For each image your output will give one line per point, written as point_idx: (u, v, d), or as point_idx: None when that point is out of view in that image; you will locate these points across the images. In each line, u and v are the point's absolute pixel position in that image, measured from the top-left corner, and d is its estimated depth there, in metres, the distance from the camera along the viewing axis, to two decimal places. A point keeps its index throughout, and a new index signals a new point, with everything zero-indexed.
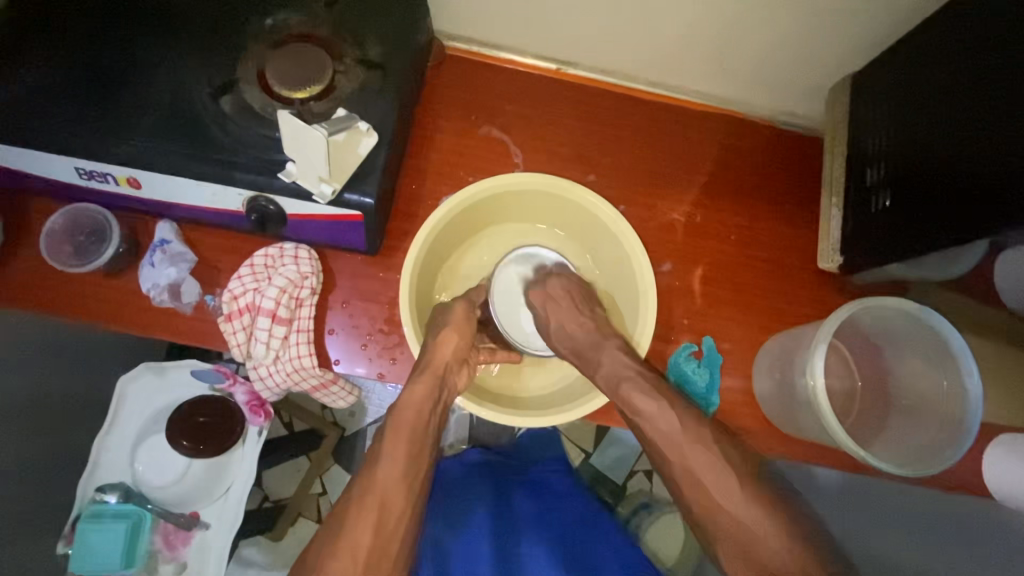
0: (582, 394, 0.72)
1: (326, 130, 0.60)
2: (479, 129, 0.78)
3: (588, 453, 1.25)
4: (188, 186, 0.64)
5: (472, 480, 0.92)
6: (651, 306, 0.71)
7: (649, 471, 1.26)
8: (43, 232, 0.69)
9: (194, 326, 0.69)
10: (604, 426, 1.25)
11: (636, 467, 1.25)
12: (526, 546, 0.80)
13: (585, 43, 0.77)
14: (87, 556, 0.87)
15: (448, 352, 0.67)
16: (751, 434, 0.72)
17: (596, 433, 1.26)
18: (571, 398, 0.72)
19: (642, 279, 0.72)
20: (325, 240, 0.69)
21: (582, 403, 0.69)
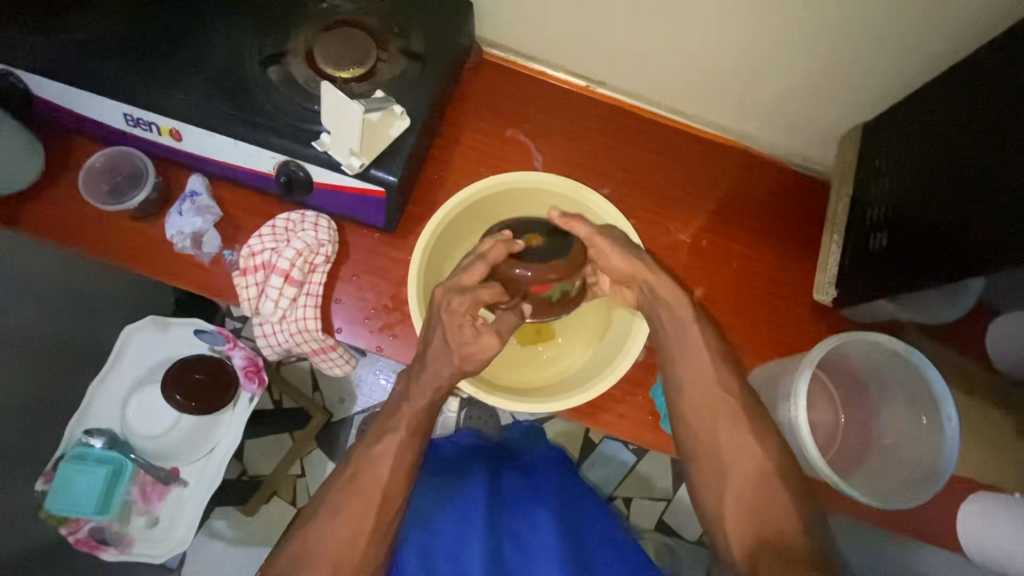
0: (582, 382, 0.73)
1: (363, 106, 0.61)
2: (504, 131, 0.82)
3: None
4: (226, 144, 0.68)
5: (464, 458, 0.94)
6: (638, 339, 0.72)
7: (628, 498, 1.26)
8: (84, 167, 0.72)
9: (209, 277, 0.72)
10: (588, 447, 1.26)
11: (615, 492, 1.26)
12: (513, 525, 0.80)
13: (615, 65, 0.82)
14: (65, 495, 0.89)
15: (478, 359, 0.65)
16: None
17: (580, 453, 1.27)
18: (569, 388, 0.74)
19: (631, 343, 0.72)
20: (347, 213, 0.72)
21: (581, 393, 0.70)
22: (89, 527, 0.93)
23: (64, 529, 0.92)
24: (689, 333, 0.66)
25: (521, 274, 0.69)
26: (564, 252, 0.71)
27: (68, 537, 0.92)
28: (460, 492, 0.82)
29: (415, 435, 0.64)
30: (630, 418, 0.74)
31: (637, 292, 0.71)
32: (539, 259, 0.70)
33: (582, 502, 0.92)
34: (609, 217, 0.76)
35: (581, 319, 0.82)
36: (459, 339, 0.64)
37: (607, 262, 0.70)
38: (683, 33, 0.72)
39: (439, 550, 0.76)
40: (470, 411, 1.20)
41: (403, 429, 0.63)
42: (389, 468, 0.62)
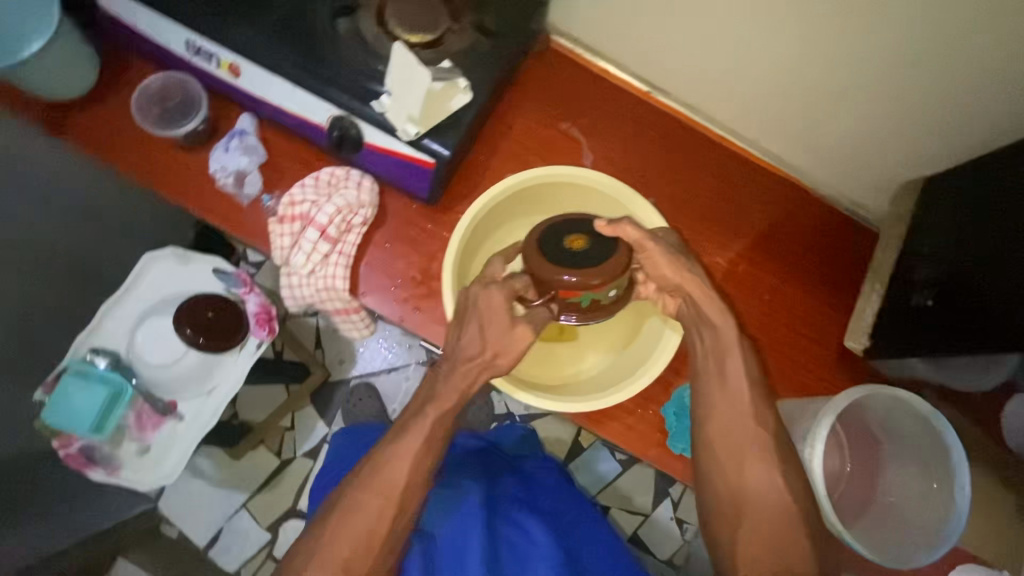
0: (605, 388, 0.73)
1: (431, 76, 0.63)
2: (558, 123, 0.81)
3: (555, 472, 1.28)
4: (285, 88, 0.67)
5: (461, 463, 0.93)
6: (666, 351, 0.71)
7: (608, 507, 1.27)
8: (139, 88, 0.72)
9: (244, 219, 0.71)
10: (576, 450, 1.28)
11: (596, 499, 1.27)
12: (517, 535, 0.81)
13: (682, 75, 0.80)
14: (63, 408, 0.90)
15: (513, 351, 0.64)
16: None
17: (567, 455, 1.29)
18: (585, 392, 0.73)
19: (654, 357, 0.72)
20: (391, 178, 0.71)
21: (609, 398, 0.69)
22: (81, 443, 0.94)
23: (57, 442, 0.92)
24: (724, 356, 0.65)
25: (557, 276, 0.63)
26: (608, 256, 0.64)
27: (60, 451, 0.93)
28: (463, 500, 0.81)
29: (442, 425, 0.64)
30: (640, 433, 0.73)
31: (680, 302, 0.70)
32: (581, 261, 0.64)
33: (581, 517, 0.93)
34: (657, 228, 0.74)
35: (610, 328, 0.80)
36: (492, 330, 0.64)
37: (657, 271, 0.68)
38: (764, 57, 0.71)
39: (439, 553, 0.77)
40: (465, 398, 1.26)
41: (434, 416, 0.63)
42: (417, 453, 0.62)
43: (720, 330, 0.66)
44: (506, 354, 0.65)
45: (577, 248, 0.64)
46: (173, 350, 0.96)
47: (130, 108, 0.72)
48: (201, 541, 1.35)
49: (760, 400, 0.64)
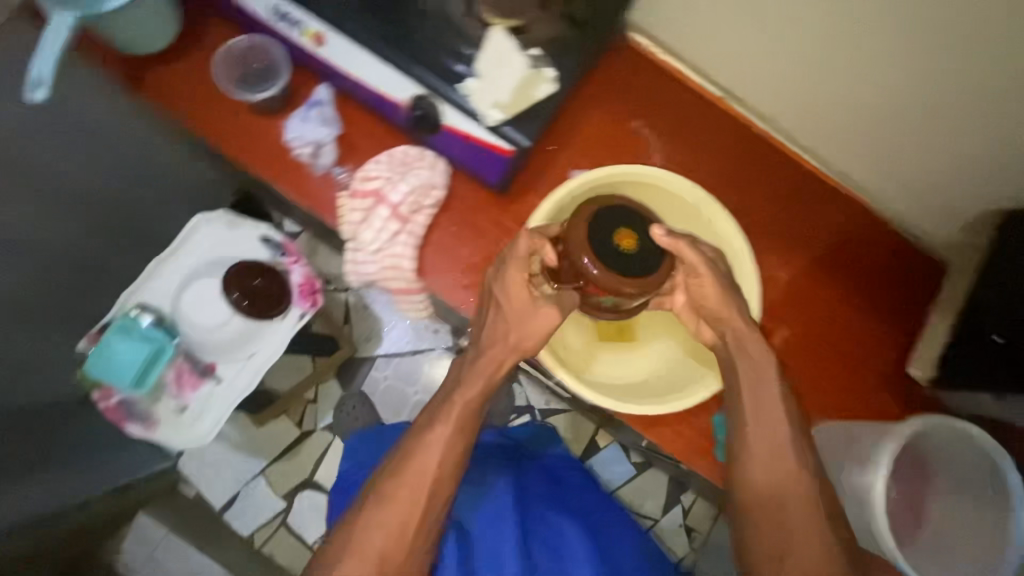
0: (664, 392, 0.73)
1: (529, 61, 0.65)
2: (631, 121, 0.79)
3: None
4: (368, 62, 0.66)
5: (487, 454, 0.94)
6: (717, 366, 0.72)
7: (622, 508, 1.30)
8: (224, 48, 0.72)
9: (314, 190, 0.71)
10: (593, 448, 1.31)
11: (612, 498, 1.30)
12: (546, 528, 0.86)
13: (762, 83, 0.78)
14: (106, 362, 0.91)
15: (529, 339, 0.65)
16: None
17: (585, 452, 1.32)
18: (643, 395, 0.72)
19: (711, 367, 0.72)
20: (464, 162, 0.71)
21: (677, 401, 0.70)
22: (121, 396, 0.95)
23: (97, 393, 0.94)
24: (764, 383, 0.64)
25: (584, 263, 0.59)
26: (647, 268, 0.60)
27: (99, 402, 0.94)
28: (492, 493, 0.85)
29: (469, 419, 0.64)
30: (684, 440, 0.74)
31: (718, 337, 0.68)
32: (616, 263, 0.59)
33: (605, 510, 0.97)
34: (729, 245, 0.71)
35: (668, 332, 0.77)
36: (516, 307, 0.64)
37: (702, 296, 0.67)
38: (852, 70, 0.69)
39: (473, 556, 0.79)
40: None
41: (465, 408, 0.64)
42: (446, 442, 0.62)
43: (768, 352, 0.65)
44: (529, 343, 0.65)
45: (612, 246, 0.60)
46: (218, 314, 0.96)
47: (213, 67, 0.72)
48: (218, 503, 1.35)
49: (802, 426, 0.63)
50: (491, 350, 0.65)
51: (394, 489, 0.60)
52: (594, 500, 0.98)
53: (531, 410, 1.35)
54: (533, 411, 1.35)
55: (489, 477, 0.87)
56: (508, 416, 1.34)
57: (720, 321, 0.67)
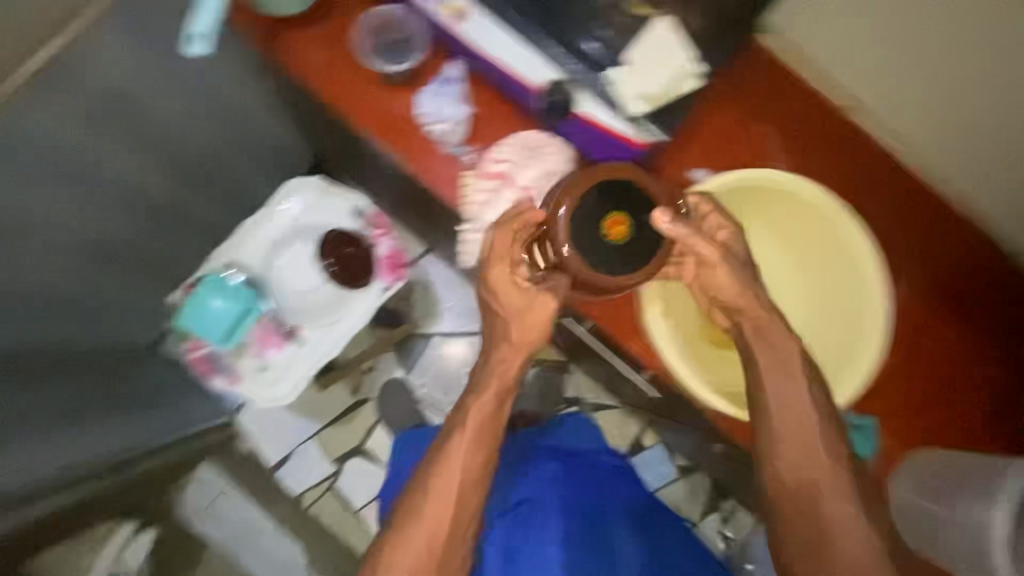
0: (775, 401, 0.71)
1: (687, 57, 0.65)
2: (753, 126, 0.76)
3: None
4: (511, 44, 0.66)
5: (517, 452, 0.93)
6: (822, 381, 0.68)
7: None
8: (368, 15, 0.72)
9: (436, 168, 0.72)
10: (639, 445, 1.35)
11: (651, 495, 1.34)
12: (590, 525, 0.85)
13: (898, 96, 0.75)
14: (199, 317, 0.93)
15: (526, 334, 0.68)
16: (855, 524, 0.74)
17: (630, 448, 1.36)
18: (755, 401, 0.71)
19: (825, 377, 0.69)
20: (590, 152, 0.70)
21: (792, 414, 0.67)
22: (208, 349, 0.97)
23: (186, 344, 0.97)
24: (793, 405, 0.62)
25: (563, 250, 0.60)
26: (643, 250, 0.61)
27: (187, 352, 0.97)
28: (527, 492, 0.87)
29: (484, 427, 0.68)
30: None
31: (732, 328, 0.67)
32: (595, 243, 0.60)
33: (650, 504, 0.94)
34: (849, 251, 0.68)
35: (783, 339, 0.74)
36: (509, 300, 0.67)
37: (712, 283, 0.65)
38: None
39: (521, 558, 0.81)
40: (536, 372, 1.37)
41: (482, 414, 0.68)
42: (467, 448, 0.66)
43: (798, 361, 0.63)
44: (532, 335, 0.68)
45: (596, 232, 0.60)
46: (312, 279, 1.01)
47: (354, 33, 0.72)
48: (271, 460, 1.35)
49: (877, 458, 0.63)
50: (499, 351, 0.69)
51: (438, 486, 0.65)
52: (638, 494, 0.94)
53: (580, 403, 1.36)
54: (581, 404, 1.36)
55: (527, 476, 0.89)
56: (556, 406, 1.35)
57: (735, 308, 0.65)
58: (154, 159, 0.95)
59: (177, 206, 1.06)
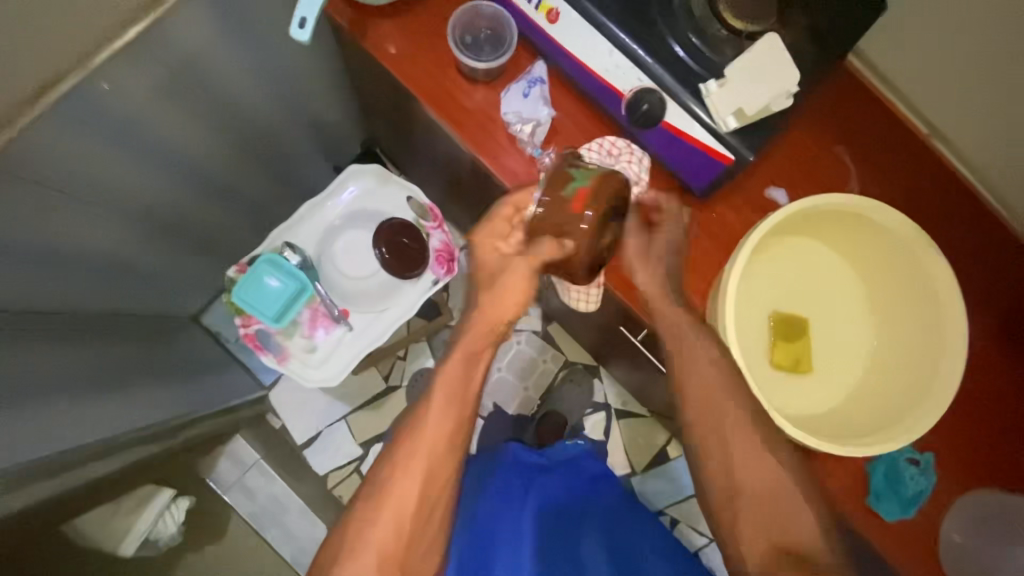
0: (829, 433, 0.67)
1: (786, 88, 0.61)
2: (831, 145, 0.75)
3: (634, 471, 1.34)
4: (600, 48, 0.65)
5: (505, 463, 0.97)
6: (862, 433, 0.66)
7: (674, 521, 1.34)
8: (463, 8, 0.72)
9: (507, 163, 0.72)
10: (661, 457, 1.35)
11: (665, 508, 1.34)
12: (566, 531, 0.85)
13: (980, 128, 0.74)
14: (254, 293, 0.93)
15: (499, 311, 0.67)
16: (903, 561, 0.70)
17: (651, 460, 1.35)
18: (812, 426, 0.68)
19: (867, 431, 0.66)
20: (672, 165, 0.69)
21: (846, 447, 0.63)
22: (258, 327, 0.98)
23: (239, 319, 0.97)
24: (723, 390, 0.63)
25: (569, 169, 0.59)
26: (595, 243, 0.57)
27: (240, 328, 0.97)
28: (509, 494, 0.87)
29: (452, 398, 0.67)
30: (843, 482, 0.70)
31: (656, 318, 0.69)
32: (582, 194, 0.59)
33: (621, 514, 0.98)
34: (940, 301, 0.65)
35: (849, 377, 0.72)
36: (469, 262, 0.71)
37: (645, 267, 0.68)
38: None
39: (496, 549, 0.80)
40: (567, 374, 1.36)
41: (449, 385, 0.67)
42: (437, 412, 0.66)
43: None
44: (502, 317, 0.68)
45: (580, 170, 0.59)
46: (365, 266, 1.02)
47: (447, 27, 0.72)
48: (298, 439, 1.38)
49: None
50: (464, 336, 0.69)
51: (406, 458, 0.64)
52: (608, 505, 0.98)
53: (607, 409, 1.36)
54: (609, 410, 1.36)
55: (510, 486, 0.89)
56: (583, 410, 1.35)
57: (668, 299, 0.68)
58: (220, 133, 0.97)
59: (234, 181, 1.09)
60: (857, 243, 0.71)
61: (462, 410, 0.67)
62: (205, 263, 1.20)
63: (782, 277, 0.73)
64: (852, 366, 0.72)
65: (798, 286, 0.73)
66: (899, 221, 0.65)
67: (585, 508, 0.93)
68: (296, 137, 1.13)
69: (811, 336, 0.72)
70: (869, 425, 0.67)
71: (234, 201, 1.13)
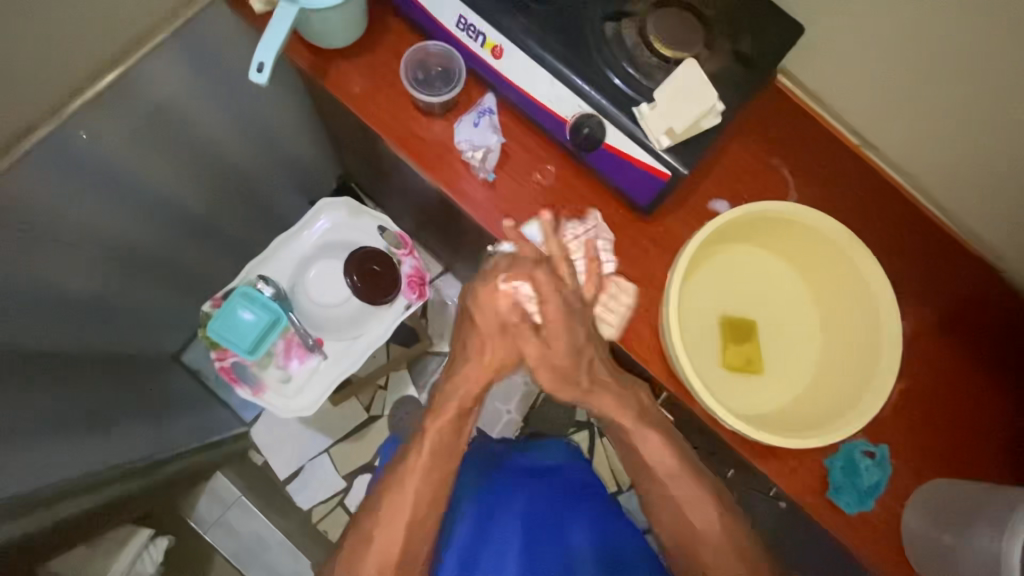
0: (779, 427, 0.70)
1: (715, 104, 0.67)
2: (769, 157, 0.81)
3: (621, 488, 1.35)
4: (541, 79, 0.71)
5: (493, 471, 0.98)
6: (809, 429, 0.69)
7: (664, 537, 1.34)
8: (413, 49, 0.78)
9: (464, 188, 0.77)
10: None
11: (655, 525, 1.34)
12: (552, 536, 0.87)
13: (903, 137, 0.79)
14: (227, 327, 0.95)
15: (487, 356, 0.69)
16: (867, 550, 0.72)
17: None
18: (762, 422, 0.70)
19: (814, 426, 0.69)
20: (619, 183, 0.74)
21: (792, 440, 0.65)
22: (234, 359, 1.00)
23: (214, 353, 0.99)
24: None
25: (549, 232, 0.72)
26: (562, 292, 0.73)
27: (215, 361, 0.99)
28: (495, 504, 0.92)
29: (438, 456, 0.71)
30: (802, 477, 0.72)
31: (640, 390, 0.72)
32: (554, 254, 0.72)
33: (614, 513, 0.94)
34: (875, 300, 0.69)
35: (798, 376, 0.75)
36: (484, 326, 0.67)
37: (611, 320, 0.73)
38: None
39: (482, 555, 0.85)
40: (549, 395, 1.38)
41: (435, 440, 0.72)
42: (421, 471, 0.70)
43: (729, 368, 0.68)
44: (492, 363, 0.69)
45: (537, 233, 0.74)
46: (339, 294, 1.05)
47: (401, 67, 0.78)
48: (281, 474, 1.38)
49: None
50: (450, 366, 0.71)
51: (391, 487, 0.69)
52: (600, 503, 0.96)
53: (591, 427, 1.37)
54: (591, 428, 1.37)
55: (497, 500, 0.92)
56: (566, 429, 1.37)
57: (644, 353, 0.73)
58: (195, 174, 1.01)
59: (211, 219, 1.12)
60: (798, 247, 0.75)
61: (444, 466, 0.72)
62: (185, 301, 1.22)
63: (729, 283, 0.77)
64: (802, 365, 0.75)
65: (747, 291, 0.77)
66: (832, 226, 0.70)
67: (574, 508, 0.92)
68: (270, 175, 1.17)
69: (759, 338, 0.76)
70: (816, 421, 0.70)
71: (211, 240, 1.16)
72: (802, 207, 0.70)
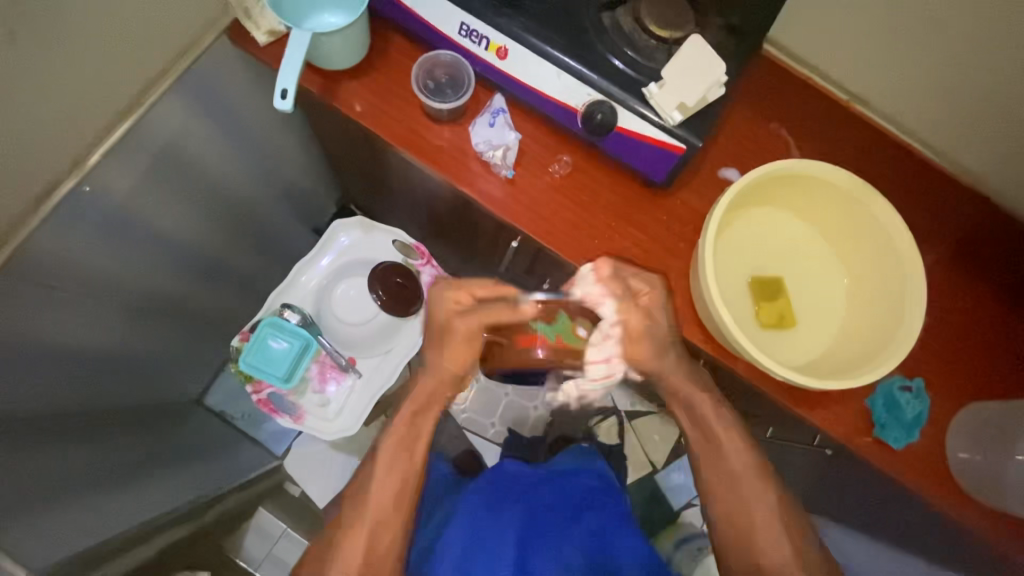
0: (821, 375, 0.73)
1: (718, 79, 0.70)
2: (770, 122, 0.84)
3: (656, 468, 1.36)
4: (549, 73, 0.73)
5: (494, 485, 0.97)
6: (849, 371, 0.72)
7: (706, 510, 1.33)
8: (418, 63, 0.80)
9: (484, 188, 0.78)
10: (679, 450, 1.37)
11: (693, 500, 1.34)
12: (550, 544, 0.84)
13: (892, 86, 0.82)
14: (261, 358, 0.96)
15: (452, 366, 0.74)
16: (916, 481, 0.74)
17: (669, 453, 1.38)
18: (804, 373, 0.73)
19: (854, 368, 0.72)
20: (635, 163, 0.76)
21: (839, 383, 0.67)
22: (270, 391, 1.00)
23: (250, 387, 0.99)
24: None
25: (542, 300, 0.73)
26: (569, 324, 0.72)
27: (252, 395, 1.00)
28: (494, 509, 0.89)
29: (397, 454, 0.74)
30: (846, 419, 0.75)
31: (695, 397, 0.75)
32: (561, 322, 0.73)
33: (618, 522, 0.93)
34: (894, 241, 0.72)
35: (829, 325, 0.78)
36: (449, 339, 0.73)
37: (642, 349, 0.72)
38: (1005, 49, 0.71)
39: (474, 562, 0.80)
40: None
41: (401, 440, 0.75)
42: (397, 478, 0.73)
43: None
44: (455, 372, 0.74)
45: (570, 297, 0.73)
46: (365, 313, 1.06)
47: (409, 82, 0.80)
48: (320, 503, 1.35)
49: None
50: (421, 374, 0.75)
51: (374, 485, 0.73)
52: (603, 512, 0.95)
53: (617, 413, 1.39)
54: (618, 413, 1.39)
55: (496, 507, 0.90)
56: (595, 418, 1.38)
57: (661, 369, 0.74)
58: (204, 215, 1.02)
59: (221, 258, 1.12)
60: (815, 199, 0.78)
61: (409, 464, 0.74)
62: (203, 345, 1.22)
63: (752, 245, 0.80)
64: (835, 313, 0.79)
65: (768, 250, 0.80)
66: (845, 176, 0.73)
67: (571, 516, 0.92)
68: (274, 207, 1.18)
69: (787, 293, 0.79)
70: (855, 364, 0.72)
71: (222, 279, 1.16)
72: (814, 162, 0.73)
